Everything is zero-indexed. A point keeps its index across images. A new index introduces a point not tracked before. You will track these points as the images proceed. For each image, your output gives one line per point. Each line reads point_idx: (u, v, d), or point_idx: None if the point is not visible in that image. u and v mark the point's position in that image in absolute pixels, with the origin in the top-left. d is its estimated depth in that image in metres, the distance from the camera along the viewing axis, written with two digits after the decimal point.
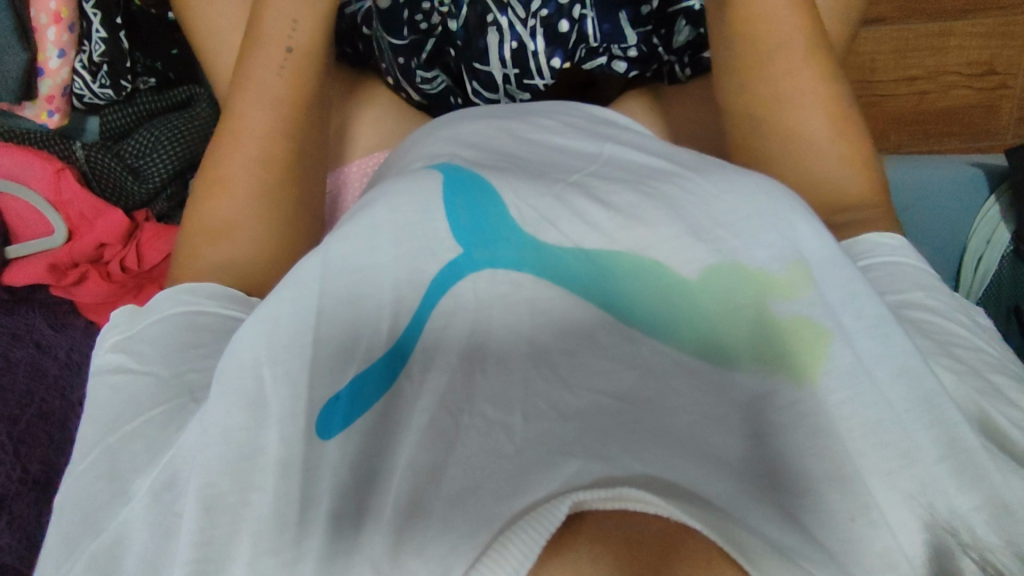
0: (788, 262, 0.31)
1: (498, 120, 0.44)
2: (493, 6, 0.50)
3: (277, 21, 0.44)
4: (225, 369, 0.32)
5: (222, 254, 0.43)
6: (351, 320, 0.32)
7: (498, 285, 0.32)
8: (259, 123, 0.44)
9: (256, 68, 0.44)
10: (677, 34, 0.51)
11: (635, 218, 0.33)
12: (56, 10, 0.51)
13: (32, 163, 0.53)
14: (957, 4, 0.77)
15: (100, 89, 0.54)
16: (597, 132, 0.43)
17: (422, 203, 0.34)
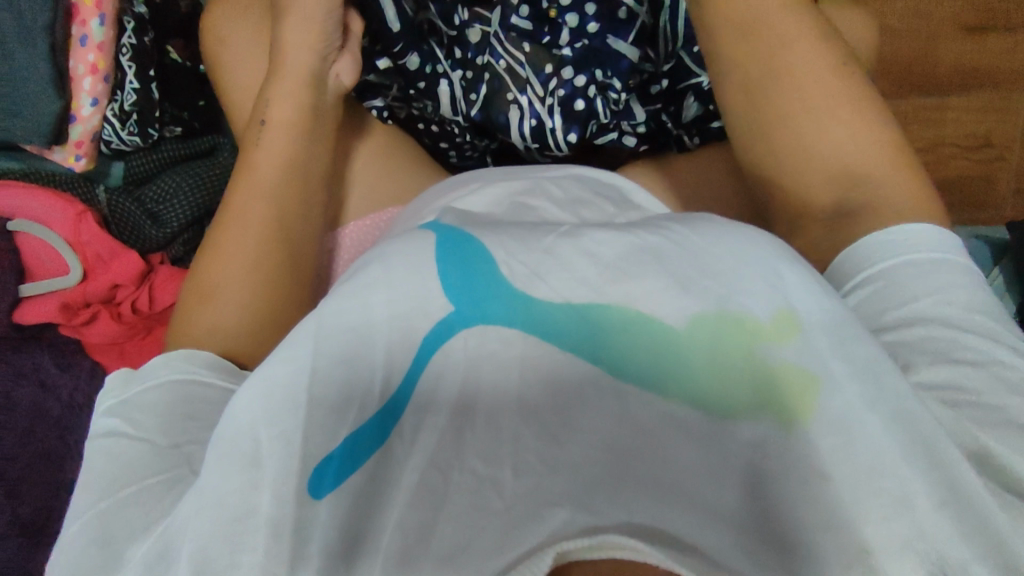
0: (774, 307, 0.29)
1: (502, 184, 0.45)
2: (512, 86, 0.53)
3: (276, 118, 0.48)
4: (218, 437, 0.31)
5: (209, 325, 0.43)
6: (345, 378, 0.31)
7: (489, 342, 0.31)
8: (256, 200, 0.46)
9: (257, 162, 0.47)
10: (686, 109, 0.54)
11: (625, 269, 0.31)
12: (93, 62, 0.51)
13: (53, 204, 0.54)
14: (953, 80, 0.81)
15: (127, 136, 0.55)
16: (580, 198, 0.44)
17: (417, 265, 0.33)
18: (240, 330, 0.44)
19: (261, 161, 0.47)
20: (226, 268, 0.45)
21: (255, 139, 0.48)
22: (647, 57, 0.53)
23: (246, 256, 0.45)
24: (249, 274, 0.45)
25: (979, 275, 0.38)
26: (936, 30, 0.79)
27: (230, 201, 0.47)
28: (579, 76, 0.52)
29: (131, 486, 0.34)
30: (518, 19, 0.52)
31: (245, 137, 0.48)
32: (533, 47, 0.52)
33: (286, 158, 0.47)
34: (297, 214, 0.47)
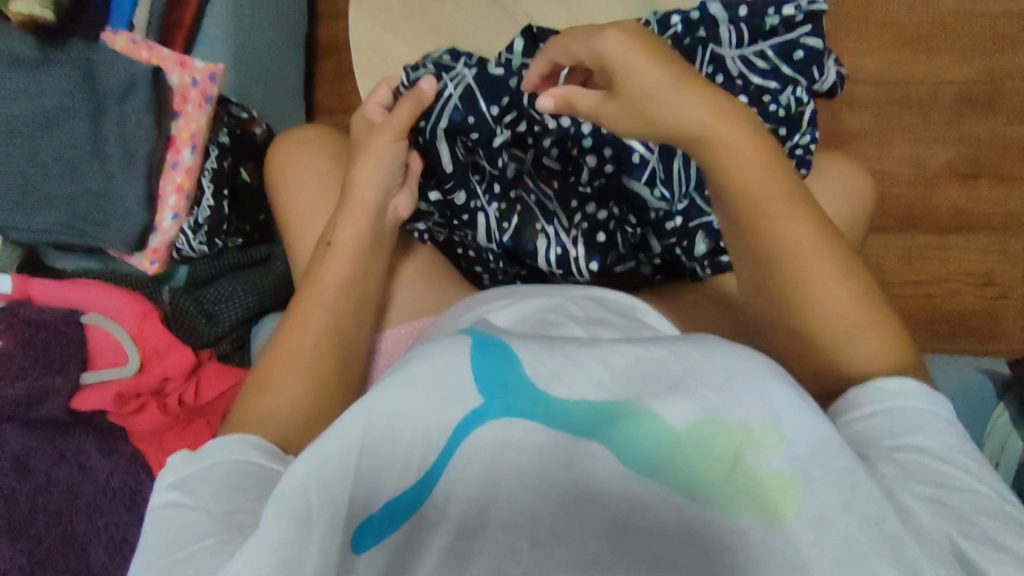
0: (766, 418, 0.32)
1: (533, 302, 0.50)
2: (541, 217, 0.59)
3: (342, 240, 0.55)
4: (282, 491, 0.34)
5: (261, 413, 0.48)
6: (382, 459, 0.34)
7: (512, 432, 0.34)
8: (318, 311, 0.53)
9: (318, 277, 0.54)
10: (697, 245, 0.59)
11: (635, 376, 0.34)
12: (179, 182, 0.59)
13: (122, 301, 0.59)
14: (952, 223, 0.91)
15: (197, 245, 0.62)
16: (593, 316, 0.48)
17: (454, 363, 0.35)
18: (290, 418, 0.49)
19: (323, 273, 0.54)
20: (285, 368, 0.51)
21: (322, 256, 0.55)
22: (661, 195, 0.58)
23: (299, 359, 0.51)
24: (301, 375, 0.51)
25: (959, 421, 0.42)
26: (927, 179, 0.92)
27: (295, 310, 0.54)
28: (600, 212, 0.60)
29: (183, 551, 0.37)
30: (551, 164, 0.60)
31: (314, 256, 0.56)
32: (560, 185, 0.61)
33: (344, 275, 0.54)
34: (347, 326, 0.54)
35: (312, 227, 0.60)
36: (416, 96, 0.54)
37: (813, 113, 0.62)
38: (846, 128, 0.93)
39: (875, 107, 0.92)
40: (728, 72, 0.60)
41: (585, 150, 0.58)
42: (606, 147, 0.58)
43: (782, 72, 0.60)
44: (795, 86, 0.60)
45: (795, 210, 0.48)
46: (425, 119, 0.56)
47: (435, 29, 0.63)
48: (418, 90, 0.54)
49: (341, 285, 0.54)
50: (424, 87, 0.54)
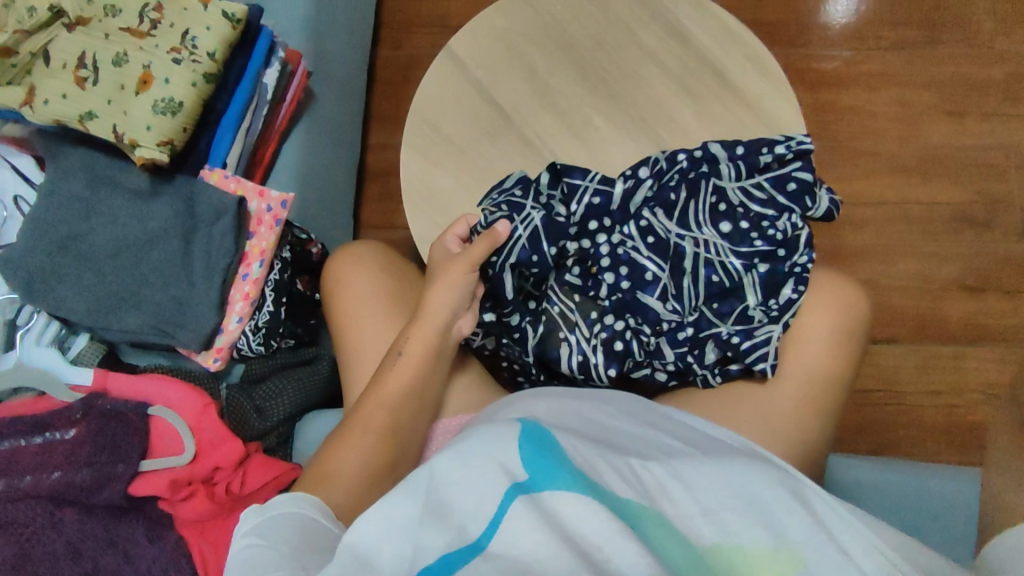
0: (782, 544, 0.40)
1: (569, 400, 0.55)
2: (564, 326, 0.67)
3: (410, 351, 0.62)
4: (349, 543, 0.40)
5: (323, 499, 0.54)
6: (439, 518, 0.38)
7: (551, 503, 0.37)
8: (377, 410, 0.60)
9: (385, 383, 0.61)
10: (707, 354, 0.64)
11: (663, 492, 0.43)
12: (246, 291, 0.68)
13: (186, 395, 0.66)
14: (965, 336, 1.00)
15: (255, 345, 0.70)
16: (645, 421, 0.54)
17: (506, 441, 0.41)
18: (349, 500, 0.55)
19: (392, 378, 0.61)
20: (349, 458, 0.57)
21: (393, 361, 0.62)
22: (674, 309, 0.66)
23: (361, 455, 0.57)
24: (359, 467, 0.57)
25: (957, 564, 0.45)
26: (933, 294, 1.02)
27: (358, 410, 0.60)
28: (618, 322, 0.66)
29: None
30: (574, 280, 0.67)
31: (384, 362, 0.62)
32: (581, 298, 0.67)
33: (409, 378, 0.61)
34: (401, 423, 0.60)
35: (366, 332, 0.68)
36: (494, 237, 0.63)
37: (812, 236, 0.67)
38: (848, 244, 1.05)
39: (877, 227, 1.05)
40: (730, 202, 0.68)
41: (602, 272, 0.67)
42: (622, 267, 0.67)
43: (779, 201, 0.68)
44: (790, 214, 0.68)
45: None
46: (497, 255, 0.65)
47: (478, 165, 0.74)
48: (494, 231, 0.63)
49: (403, 389, 0.61)
50: (500, 230, 0.63)
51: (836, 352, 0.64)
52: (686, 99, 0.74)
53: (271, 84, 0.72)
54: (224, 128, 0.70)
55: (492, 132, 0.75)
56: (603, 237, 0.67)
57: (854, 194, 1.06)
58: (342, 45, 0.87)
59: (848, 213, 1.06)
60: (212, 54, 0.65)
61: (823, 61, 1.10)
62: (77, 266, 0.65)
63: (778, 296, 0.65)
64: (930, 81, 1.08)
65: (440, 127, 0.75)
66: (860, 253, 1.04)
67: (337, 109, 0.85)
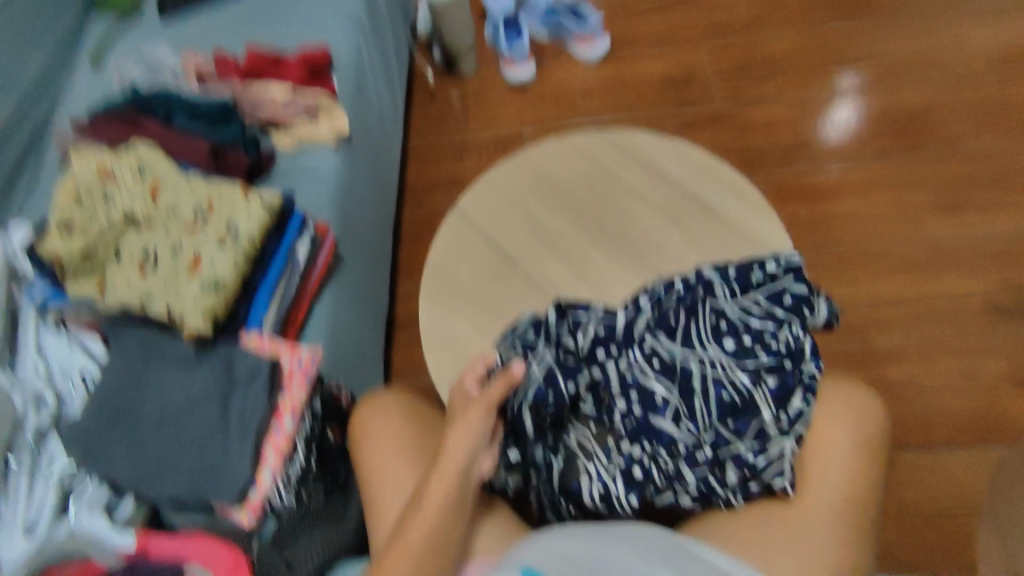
0: None
1: (584, 540, 0.55)
2: (583, 458, 0.68)
3: (432, 500, 0.62)
4: None
5: None
6: None
7: None
8: (401, 562, 0.58)
9: (410, 530, 0.60)
10: (728, 475, 0.64)
11: None
12: (280, 446, 0.72)
13: (221, 553, 0.68)
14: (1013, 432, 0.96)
15: (286, 498, 0.72)
16: (661, 558, 0.53)
17: None
18: None
19: (414, 529, 0.60)
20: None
21: (414, 511, 0.61)
22: (689, 430, 0.67)
23: None
24: None
25: None
26: (975, 391, 0.99)
27: (384, 561, 0.59)
28: (634, 449, 0.67)
29: None
30: (586, 410, 0.70)
31: (406, 510, 0.62)
32: (596, 426, 0.70)
33: (432, 528, 0.60)
34: None
35: (393, 479, 0.71)
36: (509, 379, 0.67)
37: (815, 343, 0.70)
38: (877, 346, 1.03)
39: (902, 327, 1.04)
40: (730, 319, 0.71)
41: (610, 399, 0.69)
42: (632, 394, 0.69)
43: (776, 314, 0.71)
44: (790, 325, 0.70)
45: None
46: (513, 395, 0.68)
47: (491, 309, 0.80)
48: (510, 373, 0.67)
49: (428, 537, 0.60)
50: (516, 371, 0.67)
51: (862, 464, 0.64)
52: (678, 230, 0.80)
53: (303, 256, 0.81)
54: (262, 294, 0.79)
55: (503, 276, 0.82)
56: (607, 367, 0.70)
57: (873, 296, 1.06)
58: (364, 216, 0.99)
59: (870, 315, 1.05)
60: (250, 239, 0.76)
61: (817, 176, 1.16)
62: (127, 437, 0.71)
63: (790, 407, 0.66)
64: (924, 184, 1.12)
65: (454, 275, 0.82)
66: (891, 355, 1.03)
67: (360, 275, 0.95)
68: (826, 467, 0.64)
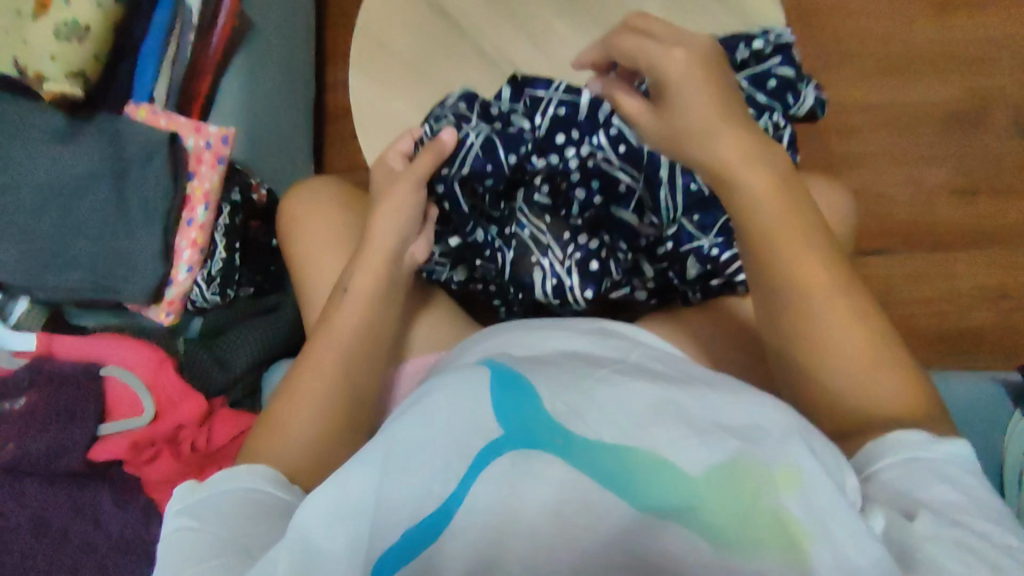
0: (789, 464, 0.36)
1: (547, 331, 0.52)
2: (535, 250, 0.62)
3: (358, 287, 0.58)
4: (304, 524, 0.40)
5: (272, 456, 0.52)
6: (403, 497, 0.37)
7: (522, 468, 0.36)
8: (329, 350, 0.56)
9: (336, 320, 0.57)
10: (689, 269, 0.61)
11: (653, 419, 0.38)
12: (194, 238, 0.64)
13: (140, 352, 0.63)
14: (954, 240, 0.97)
15: (211, 294, 0.67)
16: (625, 349, 0.50)
17: (472, 396, 0.39)
18: (295, 459, 0.52)
19: (341, 316, 0.57)
20: (301, 418, 0.54)
21: (338, 301, 0.58)
22: (652, 223, 0.62)
23: (314, 403, 0.54)
24: (309, 418, 0.54)
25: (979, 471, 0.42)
26: (925, 197, 0.98)
27: (311, 353, 0.57)
28: (592, 242, 0.62)
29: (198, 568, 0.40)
30: (539, 199, 0.62)
31: (331, 300, 0.59)
32: (550, 218, 0.62)
33: (361, 318, 0.57)
34: (360, 365, 0.57)
35: (327, 271, 0.64)
36: (438, 148, 0.59)
37: (795, 134, 0.63)
38: (836, 152, 1.00)
39: (865, 133, 1.00)
40: None
41: (559, 185, 0.62)
42: (593, 181, 0.62)
43: (757, 100, 0.62)
44: (773, 111, 0.62)
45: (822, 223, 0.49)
46: (448, 165, 0.61)
47: (430, 82, 0.68)
48: (438, 141, 0.59)
49: (360, 325, 0.57)
50: (445, 138, 0.59)
51: None
52: None
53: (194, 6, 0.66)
54: (146, 60, 0.65)
55: (445, 45, 0.69)
56: (566, 145, 0.60)
57: (841, 98, 1.01)
58: None
59: (835, 119, 1.00)
60: None
61: None
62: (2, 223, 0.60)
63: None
64: None
65: (386, 42, 0.68)
66: (846, 161, 1.00)
67: (289, 43, 0.76)
68: None
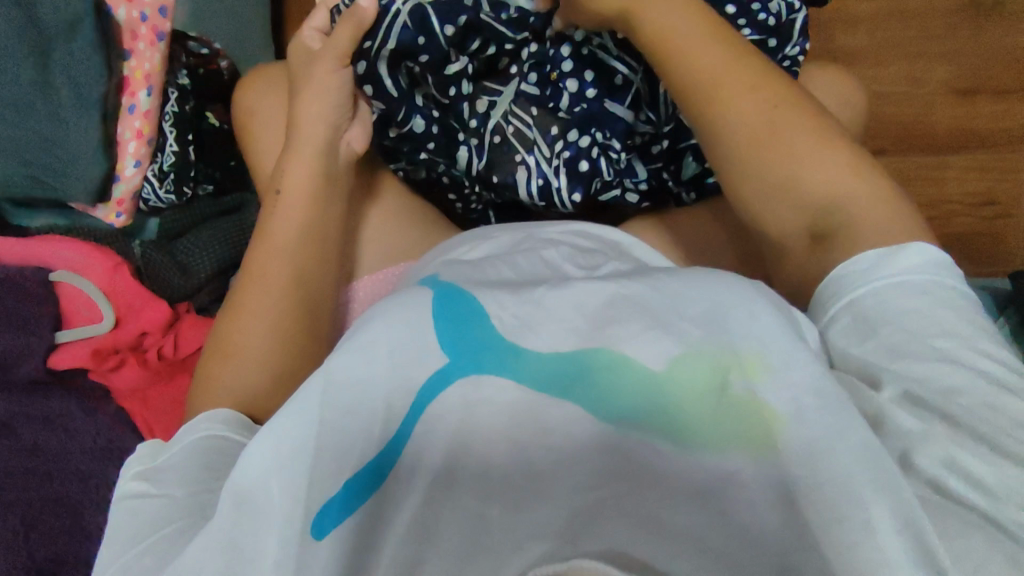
0: (749, 349, 0.34)
1: (506, 235, 0.50)
2: (521, 148, 0.57)
3: (291, 188, 0.54)
4: (237, 481, 0.36)
5: (228, 377, 0.50)
6: (348, 427, 0.35)
7: (485, 389, 0.35)
8: (269, 258, 0.53)
9: (273, 227, 0.54)
10: (686, 168, 0.59)
11: (609, 319, 0.36)
12: (139, 128, 0.60)
13: (93, 257, 0.61)
14: (950, 143, 0.94)
15: (165, 194, 0.64)
16: (589, 249, 0.48)
17: (415, 321, 0.37)
18: (252, 379, 0.50)
19: (277, 223, 0.54)
20: (252, 330, 0.51)
21: (272, 207, 0.55)
22: (647, 120, 0.57)
23: (261, 316, 0.51)
24: (262, 332, 0.51)
25: (942, 281, 0.40)
26: (926, 96, 0.93)
27: (251, 264, 0.53)
28: (583, 138, 0.57)
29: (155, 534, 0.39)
30: (528, 90, 0.57)
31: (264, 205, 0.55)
32: (539, 110, 0.57)
33: (300, 221, 0.54)
34: (310, 272, 0.54)
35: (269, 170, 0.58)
36: (357, 15, 0.52)
37: (808, 20, 0.57)
38: (840, 44, 0.94)
39: (872, 23, 0.93)
40: None
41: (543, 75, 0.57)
42: (586, 71, 0.56)
43: None
44: None
45: (802, 106, 0.47)
46: (369, 38, 0.53)
47: None
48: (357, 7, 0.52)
49: (301, 229, 0.54)
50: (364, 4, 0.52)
51: None
52: None
53: None
54: None
55: None
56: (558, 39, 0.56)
57: None
58: None
59: (843, 7, 0.93)
60: None
61: None
62: None
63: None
64: None
65: None
66: (851, 55, 0.93)
67: None
68: None
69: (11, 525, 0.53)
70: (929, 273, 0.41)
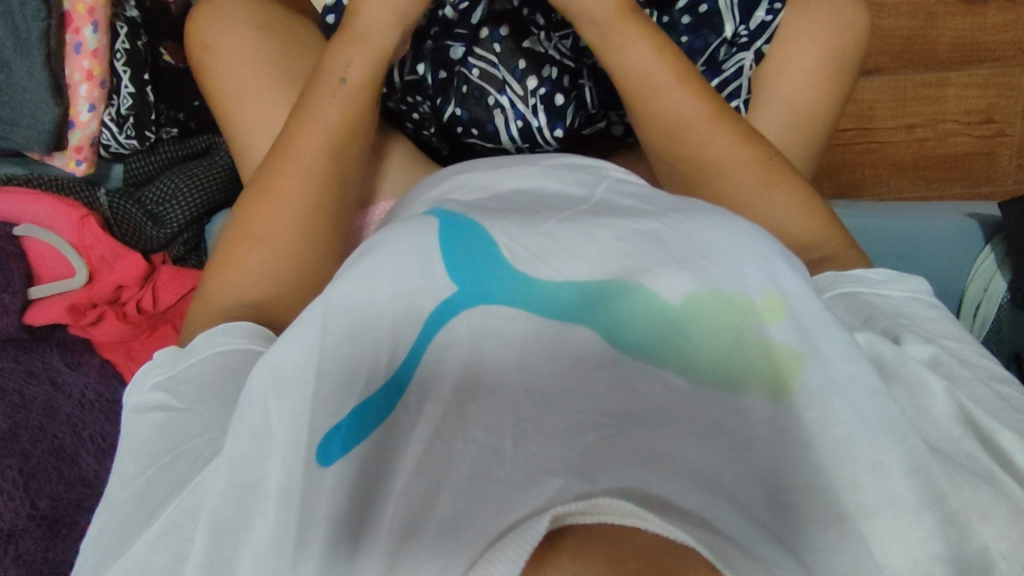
0: (766, 290, 0.33)
1: (504, 163, 0.46)
2: (492, 89, 0.56)
3: (350, 85, 0.51)
4: (240, 418, 0.34)
5: (237, 301, 0.47)
6: (351, 355, 0.34)
7: (492, 319, 0.34)
8: (310, 170, 0.49)
9: (311, 131, 0.50)
10: None
11: (626, 252, 0.35)
12: (88, 69, 0.59)
13: (56, 210, 0.60)
14: (951, 58, 0.90)
15: (125, 139, 0.63)
16: (574, 166, 0.45)
17: (423, 247, 0.36)
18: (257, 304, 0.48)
19: (316, 128, 0.50)
20: (287, 224, 0.49)
21: (326, 103, 0.50)
22: None
23: (281, 241, 0.48)
24: (279, 256, 0.48)
25: (938, 305, 0.43)
26: (930, 7, 0.88)
27: (277, 183, 0.49)
28: (554, 71, 0.56)
29: (155, 467, 0.38)
30: (486, 29, 0.55)
31: (309, 99, 0.51)
32: (501, 45, 0.55)
33: (341, 130, 0.50)
34: (338, 193, 0.51)
35: (260, 101, 0.56)
36: None
37: None
38: None
39: None
40: None
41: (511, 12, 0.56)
42: None
43: None
44: None
45: (677, 56, 0.51)
46: None
47: None
48: None
49: (335, 142, 0.50)
50: None
51: (818, 90, 0.59)
52: None
53: None
54: None
55: None
56: None
57: None
58: None
59: None
60: None
61: None
62: None
63: (750, 21, 0.58)
64: None
65: None
66: None
67: None
68: (785, 69, 0.58)
69: (12, 475, 0.55)
70: (919, 285, 0.44)
